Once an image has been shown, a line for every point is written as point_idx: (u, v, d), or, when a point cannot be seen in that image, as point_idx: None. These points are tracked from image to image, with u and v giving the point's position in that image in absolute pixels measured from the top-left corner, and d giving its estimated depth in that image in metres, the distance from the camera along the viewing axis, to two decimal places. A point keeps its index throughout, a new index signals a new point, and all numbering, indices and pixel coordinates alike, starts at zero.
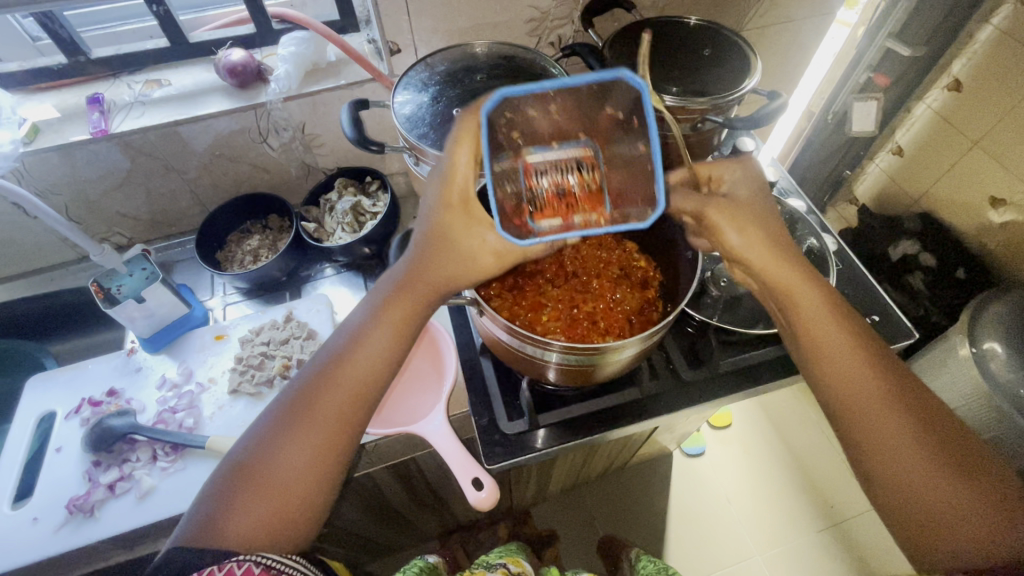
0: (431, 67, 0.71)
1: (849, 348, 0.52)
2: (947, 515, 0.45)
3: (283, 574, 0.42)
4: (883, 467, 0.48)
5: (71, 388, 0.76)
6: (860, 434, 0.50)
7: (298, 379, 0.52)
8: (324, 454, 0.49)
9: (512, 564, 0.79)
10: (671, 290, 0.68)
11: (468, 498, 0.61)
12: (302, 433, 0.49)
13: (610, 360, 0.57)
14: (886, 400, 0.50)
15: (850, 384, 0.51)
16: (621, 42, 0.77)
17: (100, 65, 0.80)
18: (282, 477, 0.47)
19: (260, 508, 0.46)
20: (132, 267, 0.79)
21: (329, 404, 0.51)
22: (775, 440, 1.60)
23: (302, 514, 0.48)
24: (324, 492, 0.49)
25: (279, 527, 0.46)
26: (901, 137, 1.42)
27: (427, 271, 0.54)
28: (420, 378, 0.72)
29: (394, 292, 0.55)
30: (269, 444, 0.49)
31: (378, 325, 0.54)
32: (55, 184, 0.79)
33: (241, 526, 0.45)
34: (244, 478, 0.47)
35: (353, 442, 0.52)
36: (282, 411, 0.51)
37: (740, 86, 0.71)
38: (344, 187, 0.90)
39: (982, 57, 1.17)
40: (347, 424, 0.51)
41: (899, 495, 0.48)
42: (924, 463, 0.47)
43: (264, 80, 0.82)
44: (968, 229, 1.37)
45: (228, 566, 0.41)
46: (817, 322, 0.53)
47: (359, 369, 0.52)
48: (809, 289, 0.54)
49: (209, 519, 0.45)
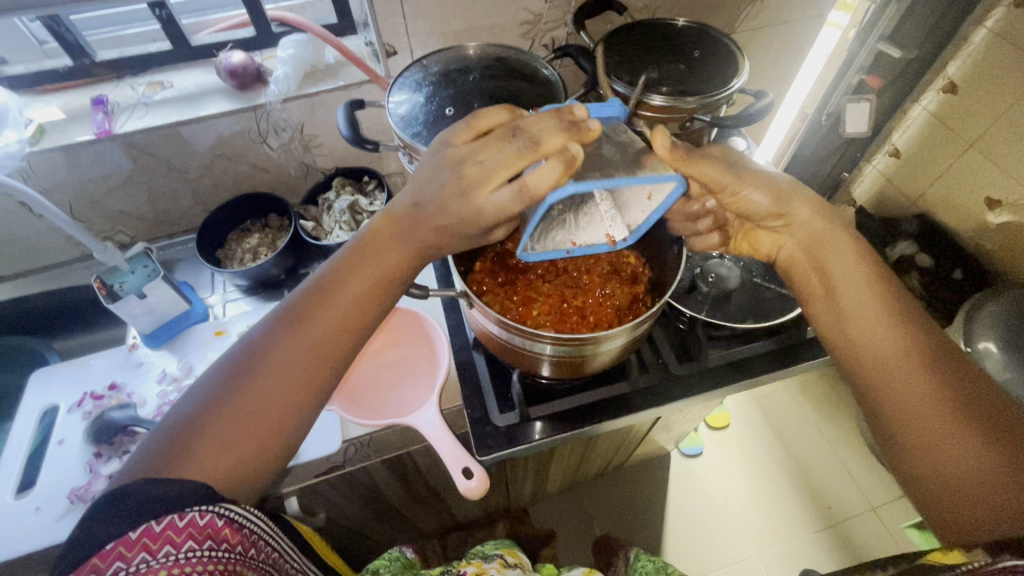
0: (425, 68, 0.73)
1: (882, 324, 0.53)
2: (963, 461, 0.45)
3: (245, 532, 0.43)
4: (906, 423, 0.49)
5: (73, 383, 0.78)
6: (890, 410, 0.50)
7: (270, 321, 0.50)
8: (292, 402, 0.48)
9: (507, 555, 0.81)
10: (659, 285, 0.70)
11: (458, 487, 0.62)
12: (263, 380, 0.47)
13: (599, 351, 0.58)
14: (917, 372, 0.50)
15: (882, 362, 0.52)
16: (612, 43, 0.78)
17: (104, 67, 0.82)
18: (247, 420, 0.46)
19: (220, 446, 0.44)
20: (134, 264, 0.82)
21: (302, 352, 0.49)
22: (773, 440, 1.61)
23: (261, 460, 0.46)
24: (280, 445, 0.48)
25: (227, 476, 0.44)
26: (898, 138, 1.43)
27: (414, 225, 0.51)
28: (414, 374, 0.74)
29: (373, 244, 0.52)
30: (236, 384, 0.47)
31: (355, 276, 0.51)
32: (60, 184, 0.81)
33: (198, 465, 0.43)
34: (205, 417, 0.45)
35: (318, 397, 0.50)
36: (251, 352, 0.48)
37: (728, 85, 0.72)
38: (342, 187, 0.92)
39: (976, 59, 1.18)
40: (313, 375, 0.49)
41: (926, 460, 0.47)
42: (947, 427, 0.47)
43: (264, 81, 0.84)
44: (964, 230, 1.38)
45: (191, 516, 0.39)
46: (860, 310, 0.54)
47: (333, 319, 0.50)
48: (854, 279, 0.56)
49: (156, 460, 0.43)
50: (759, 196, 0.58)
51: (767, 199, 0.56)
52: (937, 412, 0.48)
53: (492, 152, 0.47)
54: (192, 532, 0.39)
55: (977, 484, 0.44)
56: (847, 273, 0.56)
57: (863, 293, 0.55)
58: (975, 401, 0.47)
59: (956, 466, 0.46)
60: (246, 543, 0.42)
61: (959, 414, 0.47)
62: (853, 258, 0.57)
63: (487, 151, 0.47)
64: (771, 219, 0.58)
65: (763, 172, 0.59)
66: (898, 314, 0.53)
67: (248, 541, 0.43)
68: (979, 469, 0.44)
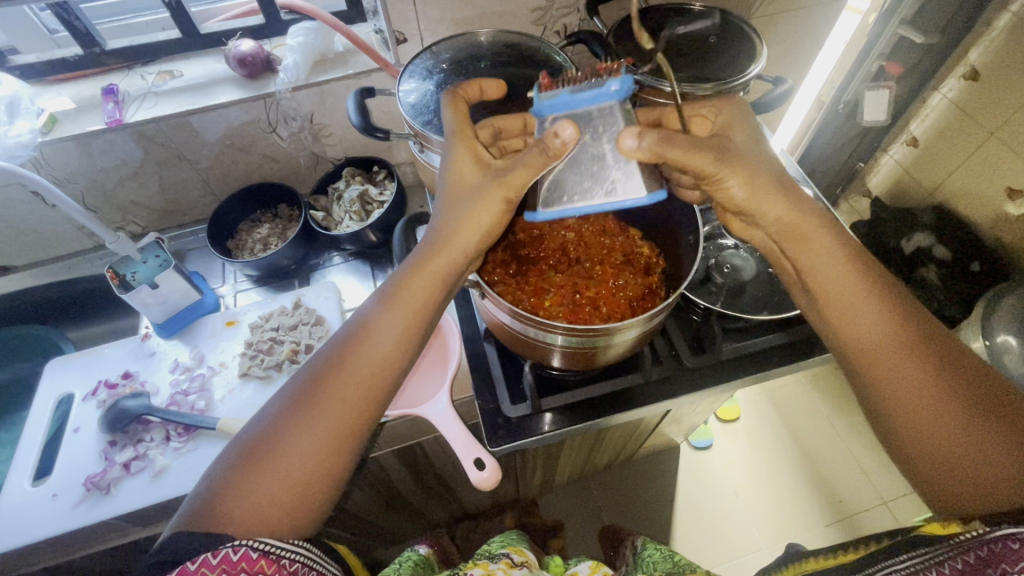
0: (436, 55, 0.72)
1: (873, 309, 0.52)
2: (958, 446, 0.46)
3: (284, 561, 0.41)
4: (902, 413, 0.49)
5: (88, 371, 0.79)
6: (885, 400, 0.50)
7: (309, 365, 0.52)
8: (334, 440, 0.49)
9: (514, 554, 0.82)
10: (674, 276, 0.69)
11: (470, 477, 0.61)
12: (303, 416, 0.49)
13: (613, 342, 0.57)
14: (910, 357, 0.49)
15: (874, 351, 0.51)
16: (625, 29, 0.76)
17: (114, 56, 0.82)
18: (290, 459, 0.47)
19: (266, 488, 0.46)
20: (146, 254, 0.81)
21: (341, 390, 0.50)
22: (784, 433, 1.59)
23: (308, 499, 0.48)
24: (330, 477, 0.49)
25: (279, 513, 0.46)
26: (916, 127, 1.40)
27: (439, 257, 0.54)
28: (424, 364, 0.72)
29: (402, 278, 0.54)
30: (280, 426, 0.49)
31: (388, 312, 0.53)
32: (72, 174, 0.81)
33: (245, 506, 0.45)
34: (251, 458, 0.47)
35: (362, 430, 0.51)
36: (294, 395, 0.50)
37: (745, 72, 0.70)
38: (352, 176, 0.91)
39: (1000, 45, 1.14)
40: (351, 406, 0.50)
41: (925, 448, 0.47)
42: (944, 414, 0.47)
43: (272, 70, 0.83)
44: (983, 221, 1.34)
45: (224, 552, 0.39)
46: (843, 293, 0.53)
47: (367, 356, 0.52)
48: (840, 261, 0.54)
49: (212, 502, 0.45)
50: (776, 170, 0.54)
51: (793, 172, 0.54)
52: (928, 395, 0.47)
53: (473, 177, 0.55)
54: (224, 568, 0.38)
55: (977, 467, 0.44)
56: (829, 248, 0.55)
57: (842, 269, 0.54)
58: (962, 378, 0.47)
59: (955, 452, 0.46)
60: (286, 572, 0.41)
61: (954, 399, 0.47)
62: (836, 242, 0.55)
63: (463, 172, 0.55)
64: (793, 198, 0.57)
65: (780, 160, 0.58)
66: (884, 298, 0.52)
67: (288, 570, 0.41)
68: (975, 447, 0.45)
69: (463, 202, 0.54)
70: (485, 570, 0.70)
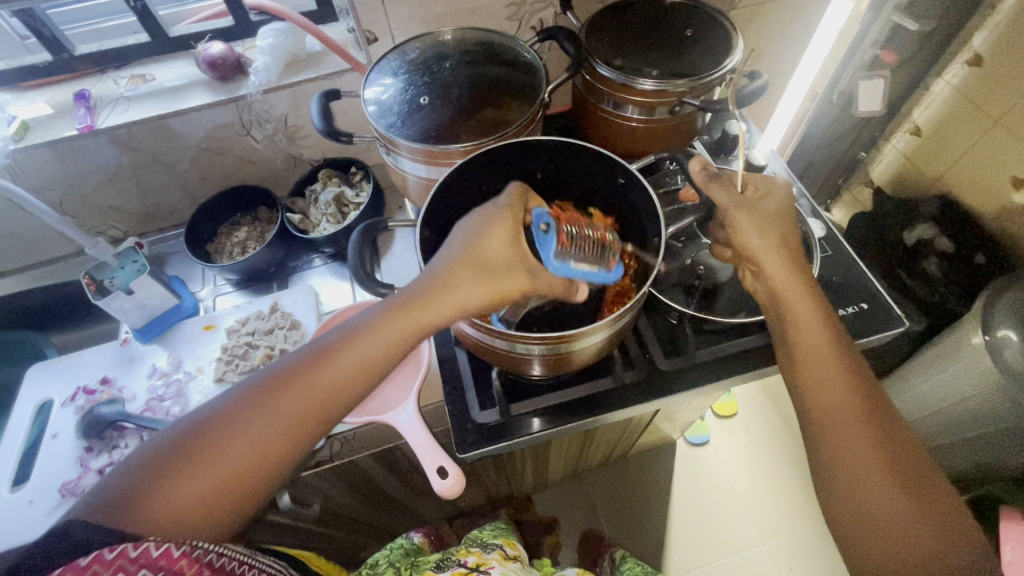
0: (403, 54, 0.70)
1: (841, 379, 0.55)
2: (890, 514, 0.49)
3: (203, 557, 0.43)
4: (844, 472, 0.52)
5: (67, 377, 0.79)
6: (828, 459, 0.53)
7: (283, 361, 0.52)
8: (284, 437, 0.50)
9: (506, 546, 0.81)
10: (643, 276, 0.67)
11: (433, 487, 0.62)
12: (252, 421, 0.49)
13: (578, 347, 0.56)
14: (862, 434, 0.52)
15: (829, 409, 0.54)
16: (597, 24, 0.75)
17: (85, 61, 0.82)
18: (237, 449, 0.48)
19: (206, 476, 0.47)
20: (123, 260, 0.81)
21: (301, 388, 0.51)
22: (781, 428, 1.58)
23: (246, 490, 0.49)
24: (274, 471, 0.50)
25: (220, 502, 0.47)
26: (920, 114, 1.36)
27: (437, 295, 0.51)
28: (397, 368, 0.73)
29: (395, 311, 0.52)
30: (231, 414, 0.49)
31: (376, 333, 0.52)
32: (47, 180, 0.82)
33: (185, 491, 0.46)
34: (195, 444, 0.48)
35: (316, 431, 0.51)
36: (255, 384, 0.51)
37: (721, 65, 0.68)
38: (328, 178, 0.90)
39: (1005, 28, 1.10)
40: (304, 418, 0.50)
41: (860, 511, 0.51)
42: (884, 483, 0.50)
43: (244, 72, 0.82)
44: (987, 211, 1.30)
45: (144, 547, 0.41)
46: (808, 332, 0.57)
47: (341, 367, 0.52)
48: (815, 328, 0.57)
49: (142, 487, 0.45)
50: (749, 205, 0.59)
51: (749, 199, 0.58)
52: (865, 457, 0.51)
53: (500, 248, 0.52)
54: (144, 563, 0.40)
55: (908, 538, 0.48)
56: (814, 317, 0.57)
57: (823, 337, 0.57)
58: (902, 465, 0.51)
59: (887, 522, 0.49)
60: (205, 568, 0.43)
61: (894, 474, 0.50)
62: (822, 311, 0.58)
63: (489, 244, 0.52)
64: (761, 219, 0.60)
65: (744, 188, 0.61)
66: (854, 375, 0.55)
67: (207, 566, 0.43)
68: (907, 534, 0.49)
69: (484, 272, 0.51)
70: (478, 560, 0.71)
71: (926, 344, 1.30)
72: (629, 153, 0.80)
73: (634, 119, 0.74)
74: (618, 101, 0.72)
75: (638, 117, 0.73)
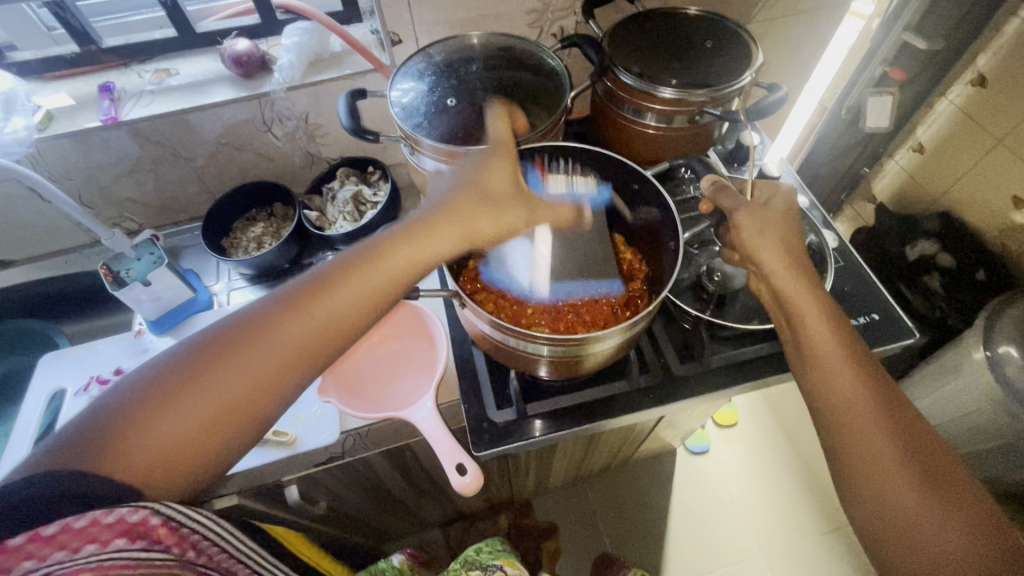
0: (429, 56, 0.72)
1: (853, 376, 0.55)
2: (919, 509, 0.49)
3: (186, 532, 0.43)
4: (865, 469, 0.52)
5: (80, 368, 0.79)
6: (849, 457, 0.53)
7: (259, 306, 0.51)
8: (258, 389, 0.48)
9: (509, 565, 0.83)
10: (655, 280, 0.69)
11: (452, 483, 0.62)
12: (238, 361, 0.48)
13: (593, 351, 0.57)
14: (880, 427, 0.53)
15: (844, 406, 0.55)
16: (619, 33, 0.76)
17: (111, 54, 0.83)
18: (209, 396, 0.46)
19: (177, 421, 0.45)
20: (140, 251, 0.82)
21: (283, 339, 0.49)
22: (781, 439, 1.58)
23: (214, 443, 0.47)
24: (245, 422, 0.48)
25: (188, 450, 0.45)
26: (922, 133, 1.38)
27: (441, 220, 0.55)
28: (414, 367, 0.74)
29: (390, 246, 0.53)
30: (205, 362, 0.47)
31: (359, 281, 0.52)
32: (68, 170, 0.82)
33: (154, 436, 0.44)
34: (167, 388, 0.46)
35: (294, 384, 0.50)
36: (229, 332, 0.49)
37: (741, 77, 0.70)
38: (346, 176, 0.91)
39: (1009, 50, 1.12)
40: (289, 367, 0.50)
41: (883, 509, 0.51)
42: (904, 478, 0.50)
43: (268, 69, 0.83)
44: (989, 229, 1.32)
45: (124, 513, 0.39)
46: (817, 335, 0.58)
47: (327, 311, 0.51)
48: (820, 323, 0.58)
49: (126, 413, 0.44)
50: (754, 223, 0.63)
51: (754, 221, 0.63)
52: (883, 449, 0.52)
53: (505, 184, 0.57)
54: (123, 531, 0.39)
55: (937, 537, 0.48)
56: (816, 314, 0.59)
57: (827, 333, 0.58)
58: (924, 459, 0.51)
59: (913, 519, 0.49)
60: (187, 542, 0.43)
61: (915, 469, 0.51)
62: (826, 309, 0.59)
63: (493, 178, 0.57)
64: (770, 230, 0.62)
65: (760, 206, 0.64)
66: (864, 370, 0.56)
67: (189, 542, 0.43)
68: (935, 528, 0.48)
69: (490, 200, 0.56)
70: None
71: (928, 359, 1.31)
72: (643, 158, 0.82)
73: (652, 127, 0.75)
74: (637, 108, 0.73)
75: (656, 124, 0.75)
